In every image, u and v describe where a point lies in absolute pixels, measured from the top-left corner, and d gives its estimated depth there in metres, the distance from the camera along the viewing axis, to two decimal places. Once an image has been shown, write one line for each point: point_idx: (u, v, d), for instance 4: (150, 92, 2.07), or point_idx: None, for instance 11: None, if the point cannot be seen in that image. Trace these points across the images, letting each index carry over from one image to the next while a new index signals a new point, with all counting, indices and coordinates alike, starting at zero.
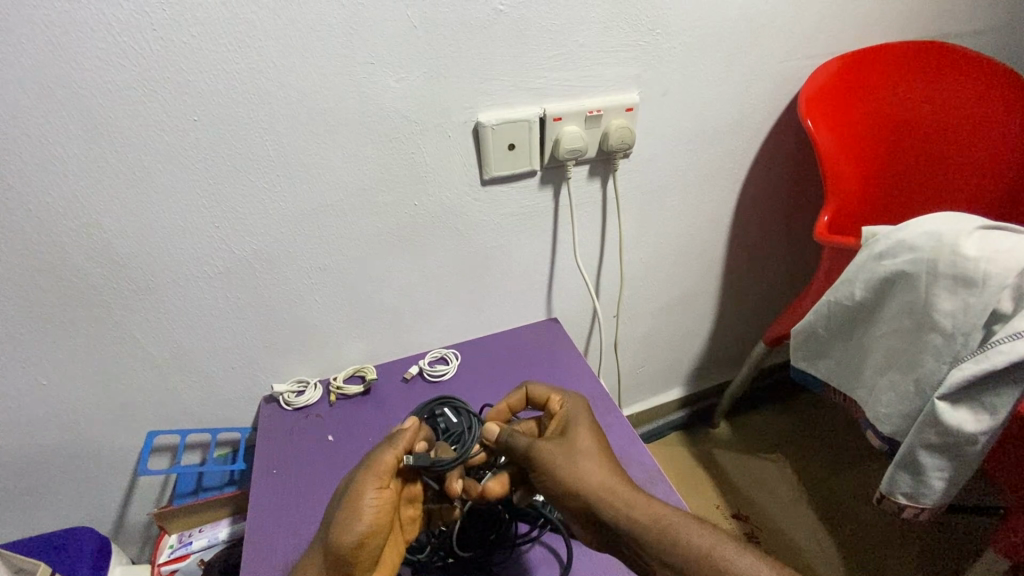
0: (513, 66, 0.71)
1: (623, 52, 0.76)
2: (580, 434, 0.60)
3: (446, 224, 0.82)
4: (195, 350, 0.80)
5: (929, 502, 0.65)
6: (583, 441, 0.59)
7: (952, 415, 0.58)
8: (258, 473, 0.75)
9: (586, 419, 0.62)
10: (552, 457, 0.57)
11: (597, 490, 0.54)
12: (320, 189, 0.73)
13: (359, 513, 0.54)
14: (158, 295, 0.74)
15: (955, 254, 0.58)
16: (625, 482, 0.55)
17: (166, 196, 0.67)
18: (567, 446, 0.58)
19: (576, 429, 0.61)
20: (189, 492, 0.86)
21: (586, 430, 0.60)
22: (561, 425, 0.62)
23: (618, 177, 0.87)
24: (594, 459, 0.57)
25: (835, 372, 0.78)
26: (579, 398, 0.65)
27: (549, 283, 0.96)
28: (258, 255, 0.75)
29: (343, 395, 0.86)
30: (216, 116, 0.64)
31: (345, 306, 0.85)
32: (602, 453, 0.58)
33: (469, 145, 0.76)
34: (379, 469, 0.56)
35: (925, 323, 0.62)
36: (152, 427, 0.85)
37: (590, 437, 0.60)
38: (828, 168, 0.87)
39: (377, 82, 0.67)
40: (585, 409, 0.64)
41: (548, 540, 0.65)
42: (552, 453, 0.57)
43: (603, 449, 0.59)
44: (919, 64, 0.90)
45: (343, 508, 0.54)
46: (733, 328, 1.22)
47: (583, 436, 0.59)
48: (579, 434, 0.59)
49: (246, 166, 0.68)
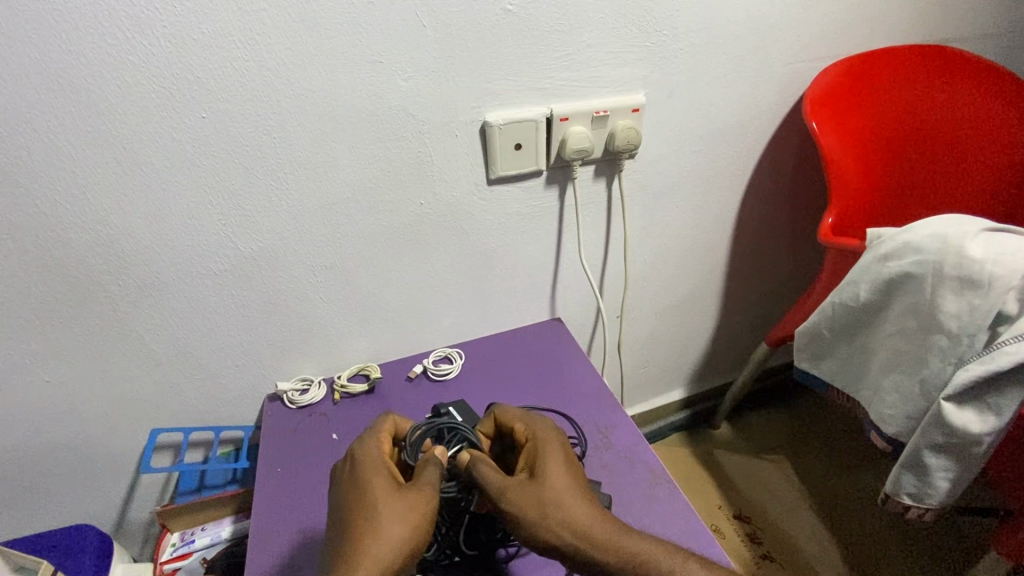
0: (522, 65, 0.72)
1: (631, 53, 0.76)
2: (550, 471, 0.58)
3: (452, 224, 0.82)
4: (199, 348, 0.80)
5: (935, 504, 0.61)
6: (557, 480, 0.57)
7: (958, 415, 0.55)
8: (262, 471, 0.75)
9: (555, 450, 0.60)
10: (521, 507, 0.55)
11: (570, 530, 0.54)
12: (327, 187, 0.73)
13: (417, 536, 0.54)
14: (163, 292, 0.74)
15: (960, 255, 0.57)
16: (597, 519, 0.55)
17: (175, 193, 0.67)
18: (538, 494, 0.56)
19: (544, 461, 0.59)
20: (191, 491, 0.86)
21: (558, 466, 0.58)
22: (533, 458, 0.60)
23: (624, 177, 0.87)
24: (570, 503, 0.55)
25: (839, 374, 0.76)
26: (545, 427, 0.63)
27: (553, 283, 0.96)
28: (264, 253, 0.75)
29: (348, 394, 0.86)
30: (225, 114, 0.64)
31: (350, 304, 0.84)
32: (570, 497, 0.56)
33: (476, 144, 0.76)
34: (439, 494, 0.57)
35: (930, 325, 0.61)
36: (155, 425, 0.85)
37: (561, 470, 0.58)
38: (832, 170, 0.87)
39: (386, 80, 0.67)
40: (553, 438, 0.61)
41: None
42: (518, 505, 0.55)
43: (574, 484, 0.57)
44: (921, 67, 0.91)
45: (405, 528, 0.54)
46: (735, 329, 1.22)
47: (557, 470, 0.58)
48: (548, 472, 0.58)
49: (254, 164, 0.68)
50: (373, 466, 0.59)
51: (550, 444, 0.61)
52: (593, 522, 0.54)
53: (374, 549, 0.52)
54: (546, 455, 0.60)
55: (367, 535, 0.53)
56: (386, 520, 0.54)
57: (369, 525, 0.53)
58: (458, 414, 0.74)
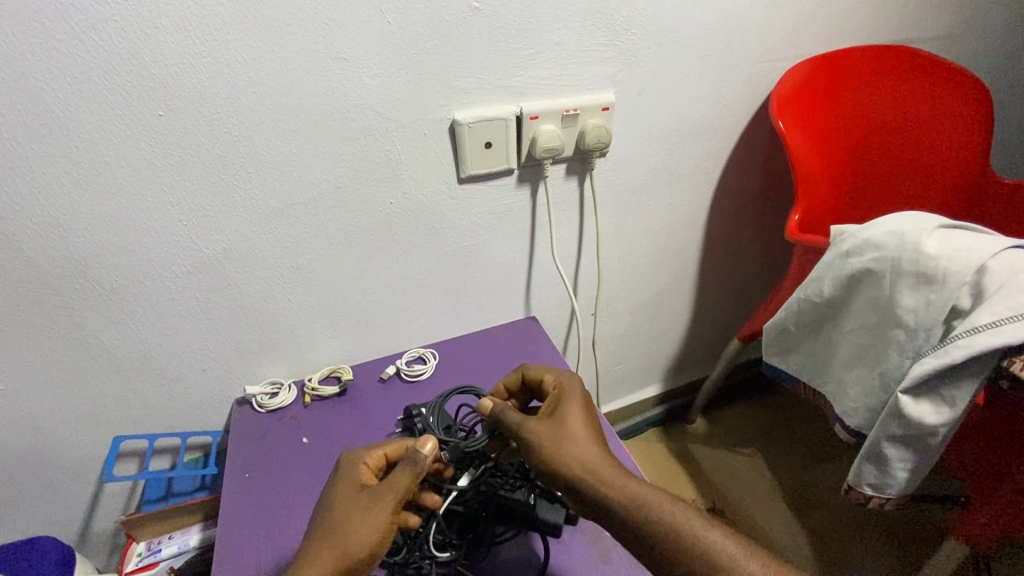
0: (490, 64, 0.71)
1: (600, 52, 0.76)
2: (571, 414, 0.60)
3: (423, 223, 0.81)
4: (163, 352, 0.78)
5: (894, 494, 0.61)
6: (575, 421, 0.60)
7: (914, 408, 0.55)
8: (229, 478, 0.73)
9: (578, 398, 0.63)
10: (538, 437, 0.58)
11: (580, 466, 0.56)
12: (292, 187, 0.71)
13: (368, 532, 0.54)
14: (123, 296, 0.71)
15: (916, 252, 0.59)
16: (609, 462, 0.56)
17: (134, 193, 0.65)
18: (555, 430, 0.59)
19: (566, 406, 0.62)
20: (159, 498, 0.85)
21: (579, 411, 0.61)
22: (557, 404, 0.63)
23: (595, 176, 0.87)
24: (583, 442, 0.57)
25: (805, 369, 0.77)
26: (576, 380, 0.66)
27: (527, 282, 0.96)
28: (229, 254, 0.73)
29: (319, 396, 0.84)
30: (184, 112, 0.62)
31: (320, 305, 0.83)
32: (583, 437, 0.58)
33: (445, 143, 0.75)
34: (391, 490, 0.56)
35: (890, 320, 0.62)
36: (119, 432, 0.82)
37: (580, 416, 0.61)
38: (798, 168, 0.89)
39: (352, 78, 0.66)
40: (579, 390, 0.64)
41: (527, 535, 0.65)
42: (534, 433, 0.59)
43: (591, 430, 0.59)
44: (882, 67, 0.93)
45: (356, 525, 0.55)
46: (709, 325, 1.24)
47: (576, 414, 0.60)
48: (569, 415, 0.60)
49: (216, 163, 0.66)
50: (343, 475, 0.60)
51: (575, 394, 0.64)
52: (605, 464, 0.56)
53: (330, 550, 0.53)
54: (570, 402, 0.63)
55: (326, 536, 0.55)
56: (344, 522, 0.55)
57: (327, 527, 0.55)
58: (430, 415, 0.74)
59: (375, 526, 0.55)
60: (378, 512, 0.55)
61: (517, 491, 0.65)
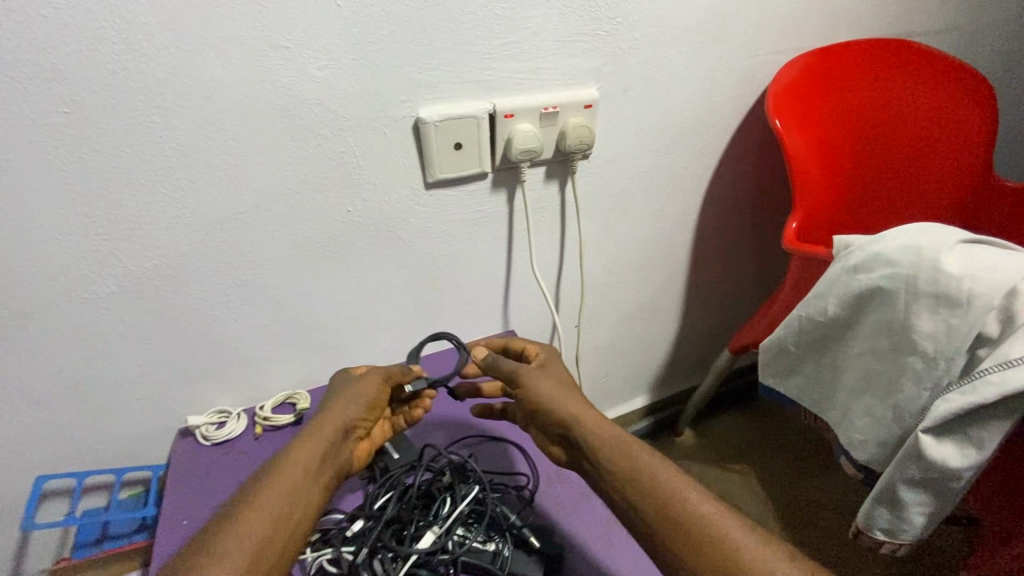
0: (457, 55, 0.63)
1: (581, 43, 0.68)
2: (561, 368, 0.65)
3: (386, 234, 0.73)
4: (89, 381, 0.68)
5: (909, 540, 0.55)
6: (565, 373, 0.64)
7: (936, 449, 0.49)
8: (163, 526, 0.64)
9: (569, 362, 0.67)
10: (533, 373, 0.62)
11: (569, 400, 0.59)
12: (232, 194, 0.62)
13: (361, 396, 0.61)
14: (34, 321, 0.62)
15: (936, 271, 0.53)
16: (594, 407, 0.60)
17: (38, 204, 0.55)
18: (548, 372, 0.63)
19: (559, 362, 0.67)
20: (92, 543, 0.75)
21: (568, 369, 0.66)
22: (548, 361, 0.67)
23: (578, 179, 0.80)
24: (571, 387, 0.62)
25: (806, 392, 0.71)
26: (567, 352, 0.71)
27: (505, 294, 0.88)
28: (161, 271, 0.64)
29: (272, 426, 0.76)
30: (94, 109, 0.53)
31: (272, 325, 0.74)
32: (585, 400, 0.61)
33: (409, 143, 0.67)
34: (380, 368, 0.65)
35: (904, 345, 0.56)
36: (43, 471, 0.73)
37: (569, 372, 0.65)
38: (797, 171, 0.82)
39: (297, 70, 0.58)
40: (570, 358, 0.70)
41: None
42: (538, 388, 0.61)
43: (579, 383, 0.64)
44: (882, 62, 0.87)
45: (352, 392, 0.62)
46: (698, 334, 1.18)
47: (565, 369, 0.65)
48: (559, 367, 0.65)
49: (138, 168, 0.57)
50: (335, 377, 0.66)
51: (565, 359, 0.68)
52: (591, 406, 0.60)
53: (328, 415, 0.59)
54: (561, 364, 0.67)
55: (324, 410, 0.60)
56: (341, 392, 0.62)
57: (325, 402, 0.62)
58: (395, 451, 0.66)
59: (369, 389, 0.62)
60: (370, 381, 0.63)
61: (490, 544, 0.55)
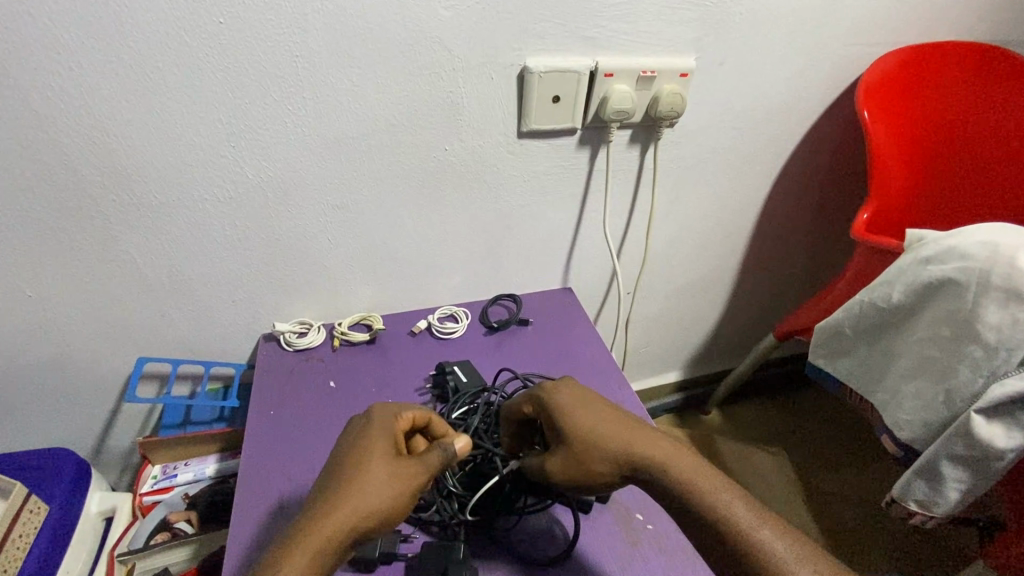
0: (571, 11, 0.66)
1: (688, 11, 0.70)
2: (567, 404, 0.56)
3: (474, 175, 0.77)
4: (195, 277, 0.75)
5: (940, 514, 0.61)
6: (578, 415, 0.55)
7: (985, 429, 0.54)
8: (254, 414, 0.71)
9: (585, 407, 0.55)
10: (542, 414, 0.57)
11: (607, 461, 0.52)
12: (347, 118, 0.67)
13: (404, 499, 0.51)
14: (160, 214, 0.68)
15: (1011, 267, 0.55)
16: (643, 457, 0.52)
17: (182, 106, 0.61)
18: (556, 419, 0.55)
19: (573, 408, 0.55)
20: (177, 425, 0.81)
21: (587, 418, 0.54)
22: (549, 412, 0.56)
23: (659, 147, 0.82)
24: (607, 450, 0.52)
25: (854, 374, 0.74)
26: (579, 397, 0.56)
27: (569, 252, 0.92)
28: (274, 183, 0.70)
29: (348, 341, 0.82)
30: (244, 21, 0.58)
31: (358, 249, 0.80)
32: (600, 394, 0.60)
33: (512, 90, 0.70)
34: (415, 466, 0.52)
35: (965, 334, 0.59)
36: (144, 353, 0.80)
37: (590, 414, 0.55)
38: (877, 167, 0.84)
39: (425, 7, 0.61)
40: (581, 395, 0.57)
41: (555, 511, 0.61)
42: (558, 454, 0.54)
43: (614, 431, 0.54)
44: (990, 67, 0.85)
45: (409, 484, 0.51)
46: (743, 318, 1.21)
47: (584, 423, 0.54)
48: (575, 421, 0.54)
49: (271, 82, 0.62)
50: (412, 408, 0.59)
51: (574, 410, 0.55)
52: (635, 453, 0.52)
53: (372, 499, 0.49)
54: (578, 415, 0.55)
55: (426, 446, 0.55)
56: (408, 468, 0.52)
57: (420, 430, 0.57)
58: (463, 374, 0.74)
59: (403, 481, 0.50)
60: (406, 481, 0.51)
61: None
